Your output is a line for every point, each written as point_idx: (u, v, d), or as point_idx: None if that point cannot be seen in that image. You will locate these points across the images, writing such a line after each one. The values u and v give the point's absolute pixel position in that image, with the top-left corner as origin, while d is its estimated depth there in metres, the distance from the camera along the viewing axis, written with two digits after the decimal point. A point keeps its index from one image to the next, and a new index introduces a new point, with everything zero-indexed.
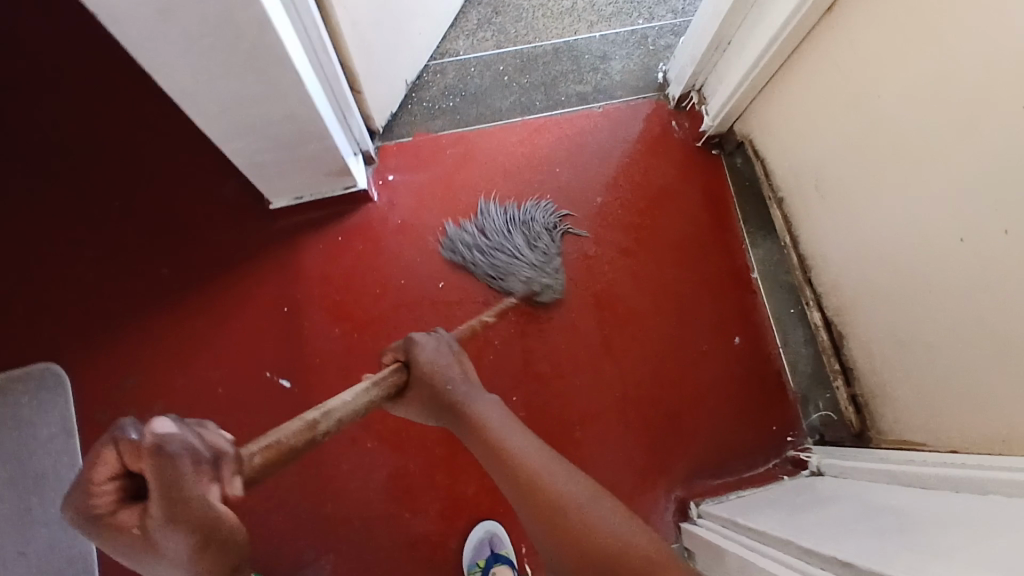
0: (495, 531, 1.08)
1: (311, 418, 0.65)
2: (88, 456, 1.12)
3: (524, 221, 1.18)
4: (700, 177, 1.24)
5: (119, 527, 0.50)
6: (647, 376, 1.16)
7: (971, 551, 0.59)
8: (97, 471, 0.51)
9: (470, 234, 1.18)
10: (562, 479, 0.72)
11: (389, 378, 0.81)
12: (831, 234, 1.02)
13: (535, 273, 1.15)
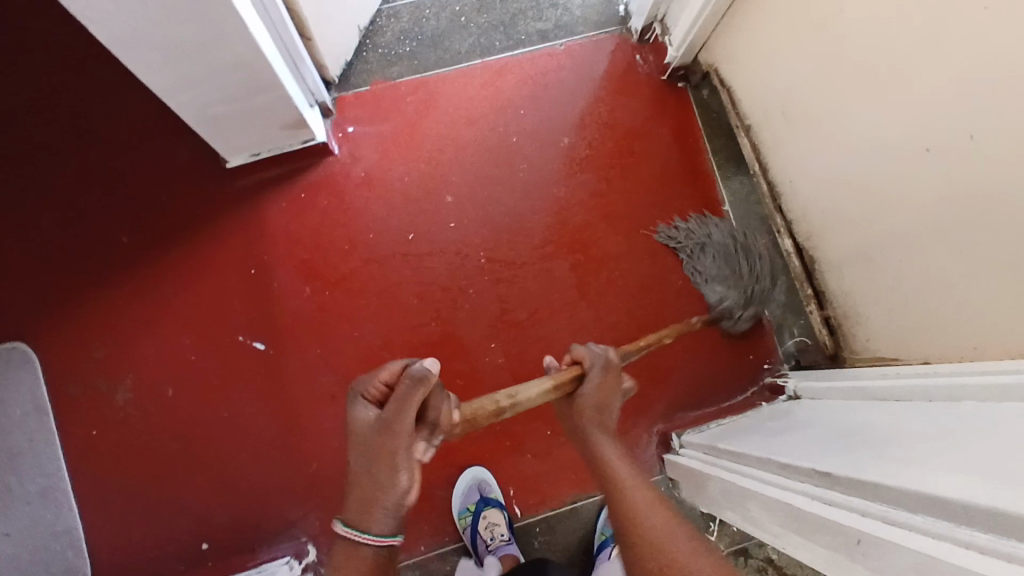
0: (482, 477, 1.09)
1: (503, 402, 0.75)
2: (64, 432, 1.10)
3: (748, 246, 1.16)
4: (667, 111, 1.22)
5: (358, 420, 0.69)
6: (625, 314, 1.15)
7: (943, 450, 0.60)
8: (383, 373, 0.70)
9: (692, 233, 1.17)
10: (681, 534, 0.63)
11: (564, 378, 0.79)
12: (800, 159, 1.01)
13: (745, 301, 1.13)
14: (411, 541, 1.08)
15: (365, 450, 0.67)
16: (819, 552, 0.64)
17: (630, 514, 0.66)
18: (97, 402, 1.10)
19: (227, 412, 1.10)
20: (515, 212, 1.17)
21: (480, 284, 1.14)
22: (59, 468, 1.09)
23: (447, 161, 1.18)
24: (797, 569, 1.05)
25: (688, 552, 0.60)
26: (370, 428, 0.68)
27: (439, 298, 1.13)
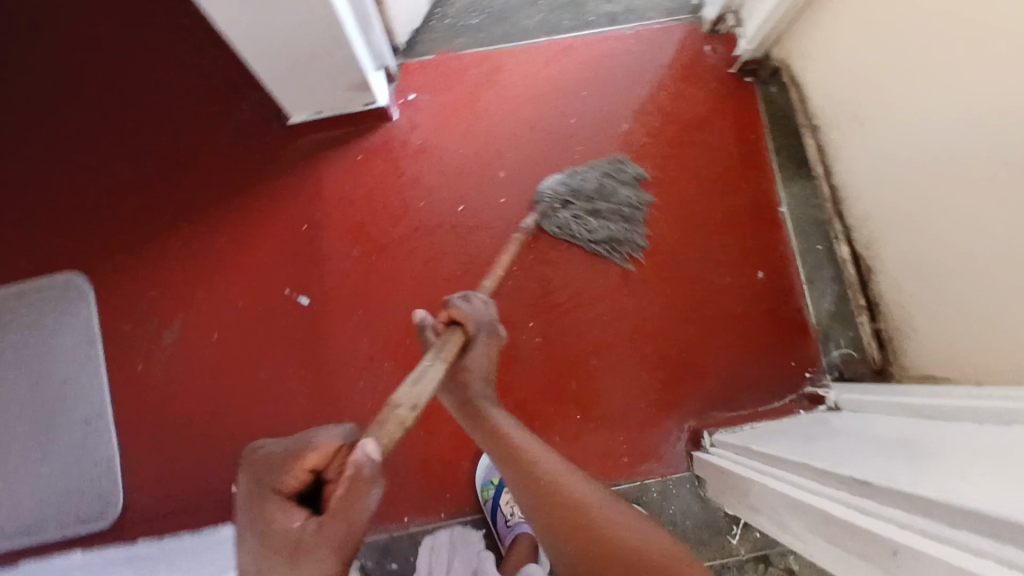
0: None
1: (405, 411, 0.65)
2: (111, 365, 1.14)
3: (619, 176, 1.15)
4: (734, 105, 1.19)
5: (277, 525, 0.59)
6: (666, 307, 1.15)
7: (993, 468, 0.57)
8: (311, 456, 0.61)
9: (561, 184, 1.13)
10: (595, 493, 0.71)
11: (450, 350, 0.82)
12: (868, 161, 0.97)
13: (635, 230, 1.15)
14: (432, 508, 1.09)
15: (285, 557, 0.57)
16: (855, 563, 0.62)
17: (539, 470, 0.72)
18: (145, 340, 1.14)
19: (265, 363, 1.13)
20: None
21: (524, 262, 1.15)
22: (103, 399, 1.13)
23: (503, 136, 1.18)
24: None
25: (610, 513, 0.69)
26: (297, 540, 0.58)
27: (482, 272, 1.13)
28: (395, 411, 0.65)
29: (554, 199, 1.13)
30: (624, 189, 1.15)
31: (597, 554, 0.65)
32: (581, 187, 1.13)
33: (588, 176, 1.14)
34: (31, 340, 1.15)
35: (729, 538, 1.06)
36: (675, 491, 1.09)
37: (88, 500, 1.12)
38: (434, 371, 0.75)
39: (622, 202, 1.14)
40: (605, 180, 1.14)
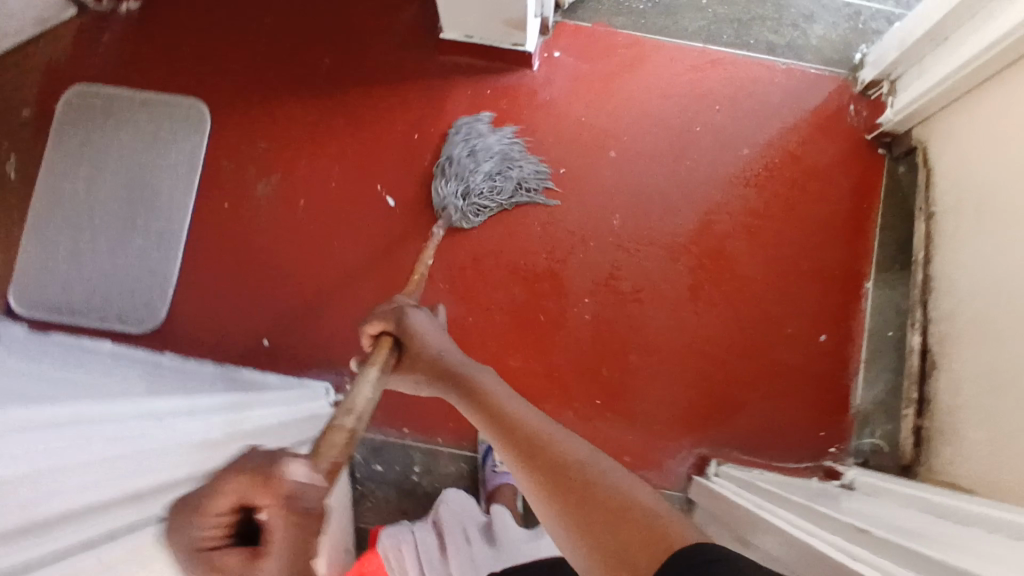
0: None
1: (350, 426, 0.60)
2: (202, 194, 1.21)
3: (471, 142, 1.16)
4: (858, 171, 1.19)
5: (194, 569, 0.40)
6: (721, 333, 1.15)
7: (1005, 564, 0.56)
8: (214, 505, 0.40)
9: (447, 185, 1.15)
10: (583, 452, 0.62)
11: (384, 357, 0.78)
12: (973, 261, 0.96)
13: (513, 175, 1.16)
14: (432, 430, 1.11)
15: None
16: None
17: (526, 441, 0.65)
18: (239, 183, 1.21)
19: (336, 244, 1.18)
20: (665, 195, 1.18)
21: (602, 241, 1.16)
22: (183, 221, 1.20)
23: (627, 120, 1.20)
24: None
25: (598, 475, 0.58)
26: None
27: (560, 236, 1.16)
28: (340, 424, 0.59)
29: (454, 189, 1.14)
30: (489, 140, 1.17)
31: (573, 519, 0.56)
32: (462, 167, 1.15)
33: (455, 150, 1.16)
34: (139, 145, 1.21)
35: None
36: None
37: (135, 302, 1.18)
38: (365, 388, 0.69)
39: (501, 152, 1.16)
40: (451, 154, 1.16)
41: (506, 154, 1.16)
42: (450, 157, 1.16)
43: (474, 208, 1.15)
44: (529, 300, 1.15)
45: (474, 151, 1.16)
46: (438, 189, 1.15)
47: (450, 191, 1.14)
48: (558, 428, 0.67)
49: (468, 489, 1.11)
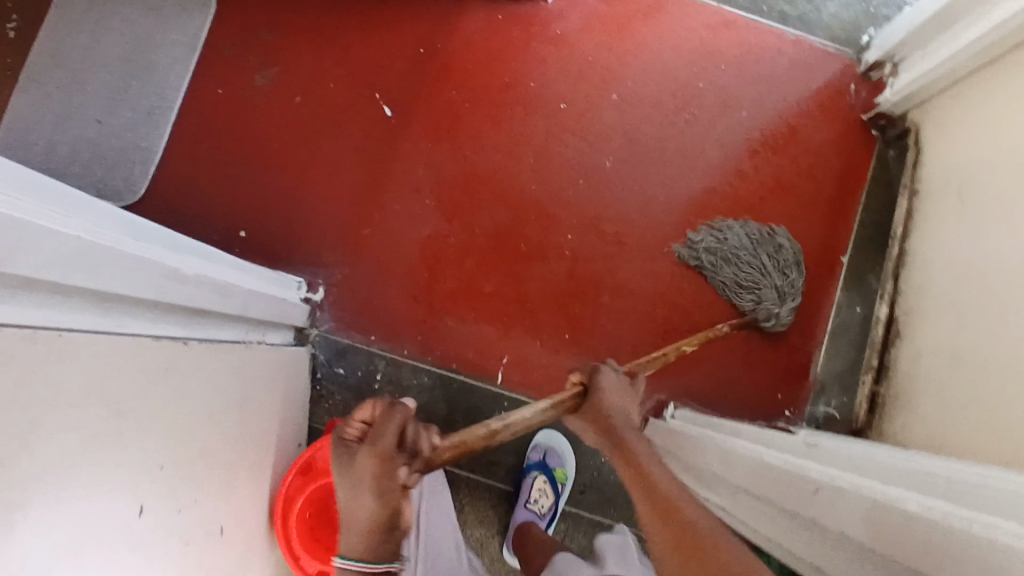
0: (550, 445, 1.08)
1: (494, 426, 0.72)
2: (197, 75, 1.18)
3: (720, 256, 1.14)
4: (849, 150, 1.21)
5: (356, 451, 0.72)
6: (697, 286, 1.16)
7: (951, 470, 0.58)
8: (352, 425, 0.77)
9: (772, 303, 1.11)
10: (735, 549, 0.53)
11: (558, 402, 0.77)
12: (948, 236, 0.98)
13: (762, 239, 1.15)
14: (397, 340, 1.11)
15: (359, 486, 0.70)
16: (773, 506, 0.63)
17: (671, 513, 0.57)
18: (237, 70, 1.18)
19: (327, 145, 1.16)
20: (662, 144, 1.19)
21: (594, 179, 1.17)
22: (175, 100, 1.17)
23: (634, 65, 1.20)
24: None
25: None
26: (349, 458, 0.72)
27: (554, 170, 1.17)
28: (485, 422, 0.73)
29: (759, 295, 1.12)
30: (730, 235, 1.14)
31: None
32: (747, 268, 1.13)
33: (718, 267, 1.14)
34: (139, 17, 1.18)
35: None
36: None
37: (115, 174, 1.15)
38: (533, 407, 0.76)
39: (744, 245, 1.14)
40: (716, 273, 1.14)
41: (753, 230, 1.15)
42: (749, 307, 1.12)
43: (789, 280, 1.13)
44: (512, 227, 1.16)
45: (737, 260, 1.13)
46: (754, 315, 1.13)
47: (767, 302, 1.11)
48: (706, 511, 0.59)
49: (428, 404, 1.10)
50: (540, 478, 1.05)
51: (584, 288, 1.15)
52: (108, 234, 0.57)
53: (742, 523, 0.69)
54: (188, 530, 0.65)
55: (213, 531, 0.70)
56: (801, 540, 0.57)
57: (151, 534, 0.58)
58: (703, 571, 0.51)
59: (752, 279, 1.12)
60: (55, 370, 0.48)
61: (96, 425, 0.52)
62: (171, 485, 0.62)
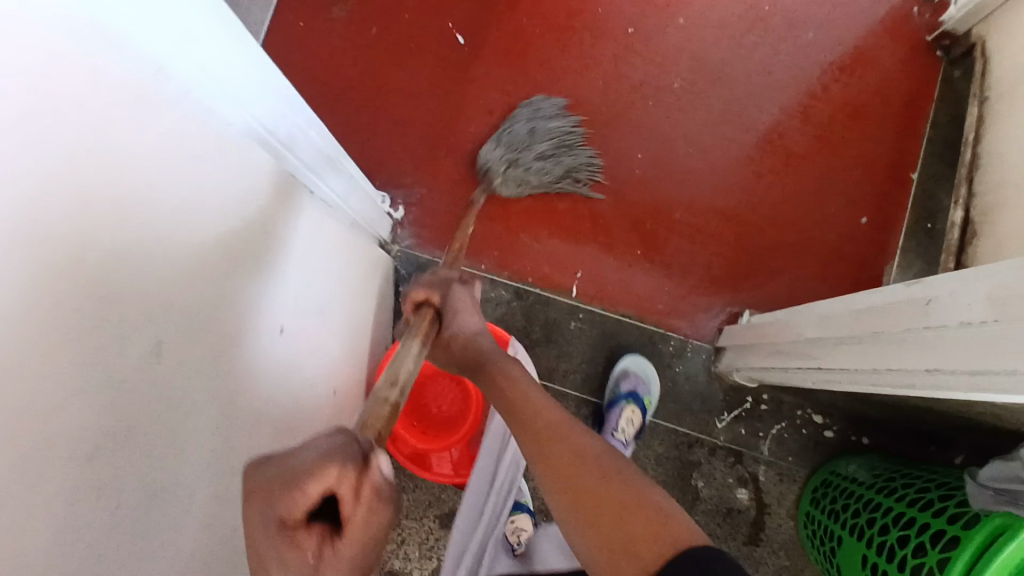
0: (640, 376, 1.10)
1: (394, 397, 0.61)
2: (278, 10, 1.23)
3: (540, 142, 1.11)
4: (917, 69, 1.22)
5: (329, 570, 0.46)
6: (766, 203, 1.19)
7: None
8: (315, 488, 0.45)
9: (500, 183, 1.10)
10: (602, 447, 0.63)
11: (419, 327, 0.76)
12: (1020, 129, 0.98)
13: (573, 158, 1.14)
14: (476, 256, 1.16)
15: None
16: (877, 339, 0.64)
17: (544, 443, 0.64)
18: (316, 4, 1.23)
19: (403, 73, 1.21)
20: (729, 67, 1.21)
21: (661, 102, 1.20)
22: (258, 32, 1.22)
23: None
24: (775, 493, 1.11)
25: (618, 470, 0.60)
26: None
27: (623, 93, 1.20)
28: (384, 390, 0.61)
29: (505, 168, 1.09)
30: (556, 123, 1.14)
31: (578, 507, 0.59)
32: (535, 153, 1.10)
33: (513, 129, 1.11)
34: None
35: (715, 421, 1.13)
36: (690, 355, 1.14)
37: None
38: (409, 360, 0.69)
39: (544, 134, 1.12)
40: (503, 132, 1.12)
41: (569, 142, 1.14)
42: (500, 160, 1.09)
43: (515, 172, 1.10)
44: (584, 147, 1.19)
45: (553, 151, 1.12)
46: (485, 172, 1.10)
47: (502, 180, 1.10)
48: (572, 418, 0.67)
49: (507, 316, 1.15)
50: (630, 408, 1.06)
51: (648, 208, 1.18)
52: (273, 75, 0.62)
53: (842, 371, 0.71)
54: (304, 370, 0.73)
55: (328, 390, 0.81)
56: (914, 355, 0.58)
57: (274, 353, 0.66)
58: (578, 486, 0.60)
59: (526, 157, 1.10)
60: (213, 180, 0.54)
61: (236, 240, 0.58)
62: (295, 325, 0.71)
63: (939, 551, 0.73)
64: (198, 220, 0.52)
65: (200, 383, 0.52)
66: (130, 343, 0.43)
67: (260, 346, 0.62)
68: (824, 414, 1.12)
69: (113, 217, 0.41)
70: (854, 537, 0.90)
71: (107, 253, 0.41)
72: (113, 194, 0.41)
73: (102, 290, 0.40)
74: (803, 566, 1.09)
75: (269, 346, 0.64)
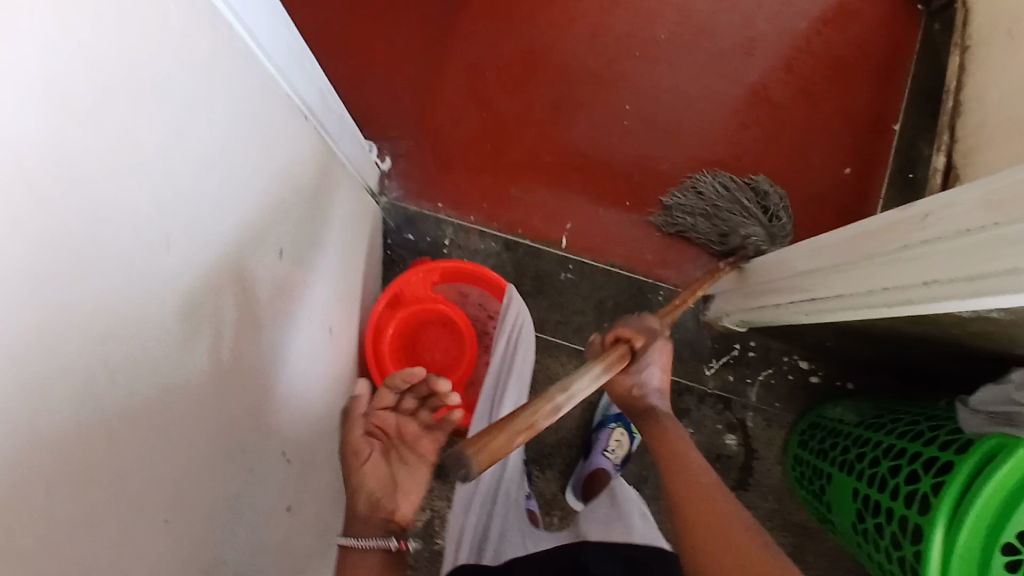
0: None
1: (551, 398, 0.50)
2: None
3: (710, 207, 1.09)
4: (898, 21, 1.23)
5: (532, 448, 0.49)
6: (752, 153, 1.20)
7: None
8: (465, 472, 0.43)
9: (753, 232, 1.03)
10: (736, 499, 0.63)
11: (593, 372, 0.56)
12: (1002, 73, 0.99)
13: (727, 184, 1.11)
14: (465, 208, 1.15)
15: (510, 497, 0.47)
16: (870, 261, 0.65)
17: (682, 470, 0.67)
18: None
19: (387, 23, 1.19)
20: (713, 20, 1.22)
21: (648, 53, 1.20)
22: None
23: None
24: (762, 437, 1.13)
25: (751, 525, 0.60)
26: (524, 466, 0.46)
27: (610, 44, 1.20)
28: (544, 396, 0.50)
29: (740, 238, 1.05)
30: (695, 188, 1.13)
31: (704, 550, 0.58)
32: (723, 216, 1.08)
33: (695, 222, 1.11)
34: None
35: (704, 368, 1.14)
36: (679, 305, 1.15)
37: None
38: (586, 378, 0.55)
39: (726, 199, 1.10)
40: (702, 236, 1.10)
41: (714, 181, 1.12)
42: (734, 234, 1.06)
43: (760, 221, 1.06)
44: (572, 99, 1.19)
45: (724, 203, 1.09)
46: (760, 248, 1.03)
47: (759, 240, 1.05)
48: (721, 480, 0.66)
49: (496, 267, 1.15)
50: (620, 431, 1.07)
51: (638, 159, 1.18)
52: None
53: (836, 298, 0.72)
54: (304, 303, 0.71)
55: (326, 330, 0.79)
56: (908, 272, 0.59)
57: (281, 282, 0.64)
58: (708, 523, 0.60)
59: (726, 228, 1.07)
60: (226, 87, 0.53)
61: (247, 157, 0.56)
62: (296, 255, 0.68)
63: (932, 476, 0.73)
64: (213, 123, 0.50)
65: (214, 294, 0.50)
66: (141, 230, 0.40)
67: (263, 269, 0.60)
68: (809, 360, 1.14)
69: (126, 92, 0.38)
70: (845, 472, 0.92)
71: (122, 119, 0.38)
72: (129, 71, 0.39)
73: (125, 162, 0.38)
74: (791, 508, 1.12)
75: (271, 272, 0.62)
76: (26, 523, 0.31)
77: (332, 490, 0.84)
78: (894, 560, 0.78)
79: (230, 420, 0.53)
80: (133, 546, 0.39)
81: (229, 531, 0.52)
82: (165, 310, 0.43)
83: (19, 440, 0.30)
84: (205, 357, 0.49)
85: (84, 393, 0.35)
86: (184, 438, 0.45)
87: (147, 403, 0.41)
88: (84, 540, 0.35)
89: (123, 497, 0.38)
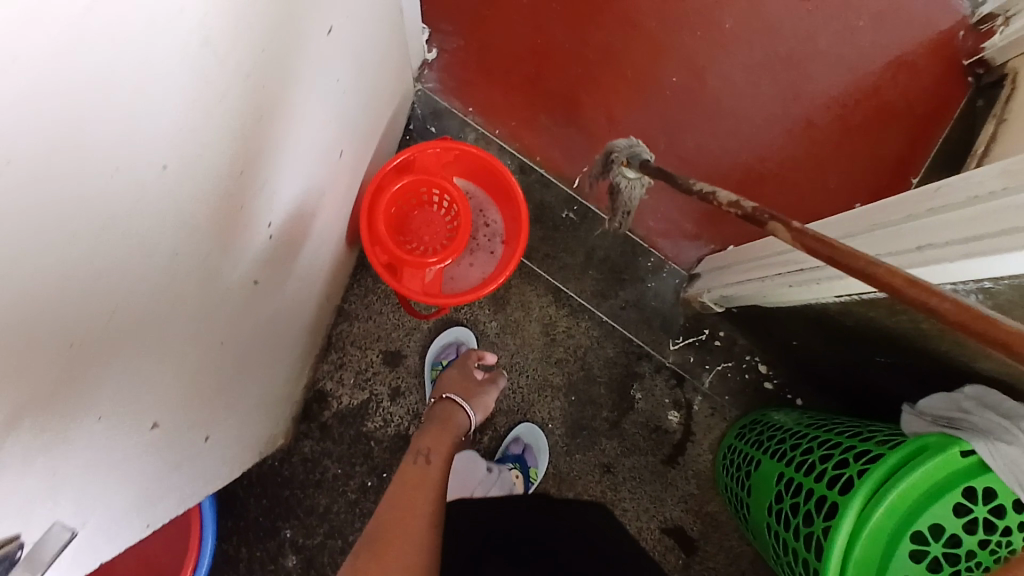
0: (533, 442, 1.11)
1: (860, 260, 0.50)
2: None
3: None
4: (946, 85, 1.24)
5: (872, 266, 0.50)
6: (773, 161, 1.23)
7: None
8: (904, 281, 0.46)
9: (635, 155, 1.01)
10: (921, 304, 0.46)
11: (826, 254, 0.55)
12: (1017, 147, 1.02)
13: None
14: (492, 120, 1.17)
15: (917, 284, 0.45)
16: (876, 231, 0.67)
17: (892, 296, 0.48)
18: None
19: None
20: (775, 27, 1.24)
21: (704, 38, 1.23)
22: None
23: None
24: (703, 424, 1.15)
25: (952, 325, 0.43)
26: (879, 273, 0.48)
27: (672, 17, 1.22)
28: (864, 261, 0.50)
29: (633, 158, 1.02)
30: None
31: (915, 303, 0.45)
32: None
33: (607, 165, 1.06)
34: None
35: (669, 342, 1.15)
36: (665, 276, 1.16)
37: None
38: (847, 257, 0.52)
39: None
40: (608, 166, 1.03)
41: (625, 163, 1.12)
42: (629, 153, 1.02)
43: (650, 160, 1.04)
44: (622, 55, 1.21)
45: None
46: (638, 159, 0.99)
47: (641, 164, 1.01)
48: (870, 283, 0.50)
49: None
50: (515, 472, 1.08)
51: (666, 131, 1.21)
52: None
53: (825, 267, 0.75)
54: (334, 111, 0.71)
55: (335, 150, 0.76)
56: (910, 236, 0.62)
57: (324, 60, 0.63)
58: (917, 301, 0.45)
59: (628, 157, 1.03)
60: None
61: None
62: (344, 55, 0.68)
63: (861, 464, 0.77)
64: None
65: (271, 25, 0.50)
66: None
67: (315, 44, 0.59)
68: (769, 366, 1.15)
69: None
70: (773, 460, 0.94)
71: None
72: None
73: None
74: (709, 498, 1.14)
75: (318, 51, 0.61)
76: (54, 97, 0.30)
77: (298, 317, 0.86)
78: (801, 538, 0.81)
79: (247, 162, 0.53)
80: (133, 211, 0.39)
81: (213, 268, 0.54)
82: (234, 4, 0.43)
83: (71, 9, 0.29)
84: (250, 80, 0.49)
85: (140, 16, 0.34)
86: (206, 153, 0.45)
87: (190, 67, 0.40)
88: (87, 159, 0.34)
89: (139, 149, 0.38)
